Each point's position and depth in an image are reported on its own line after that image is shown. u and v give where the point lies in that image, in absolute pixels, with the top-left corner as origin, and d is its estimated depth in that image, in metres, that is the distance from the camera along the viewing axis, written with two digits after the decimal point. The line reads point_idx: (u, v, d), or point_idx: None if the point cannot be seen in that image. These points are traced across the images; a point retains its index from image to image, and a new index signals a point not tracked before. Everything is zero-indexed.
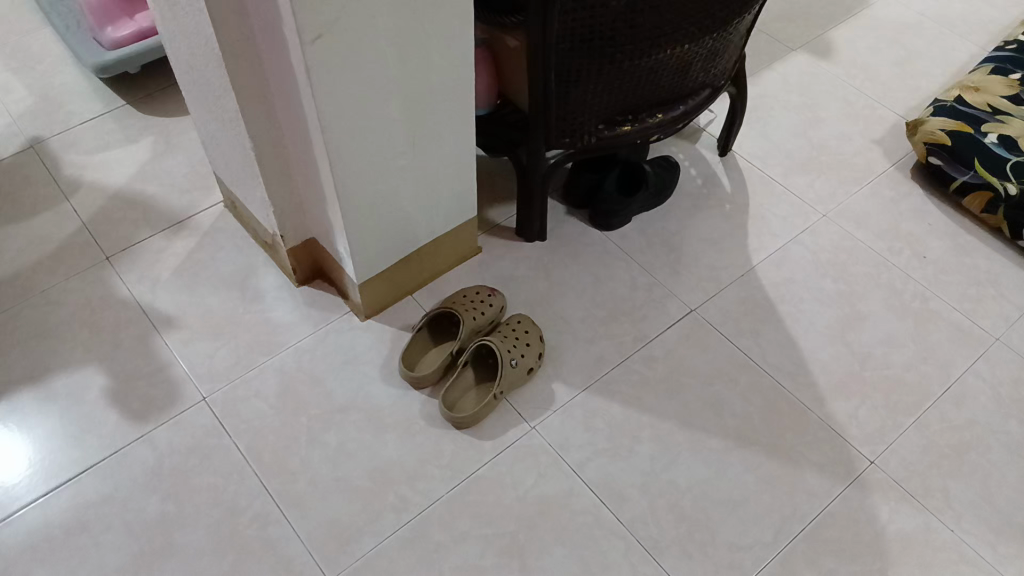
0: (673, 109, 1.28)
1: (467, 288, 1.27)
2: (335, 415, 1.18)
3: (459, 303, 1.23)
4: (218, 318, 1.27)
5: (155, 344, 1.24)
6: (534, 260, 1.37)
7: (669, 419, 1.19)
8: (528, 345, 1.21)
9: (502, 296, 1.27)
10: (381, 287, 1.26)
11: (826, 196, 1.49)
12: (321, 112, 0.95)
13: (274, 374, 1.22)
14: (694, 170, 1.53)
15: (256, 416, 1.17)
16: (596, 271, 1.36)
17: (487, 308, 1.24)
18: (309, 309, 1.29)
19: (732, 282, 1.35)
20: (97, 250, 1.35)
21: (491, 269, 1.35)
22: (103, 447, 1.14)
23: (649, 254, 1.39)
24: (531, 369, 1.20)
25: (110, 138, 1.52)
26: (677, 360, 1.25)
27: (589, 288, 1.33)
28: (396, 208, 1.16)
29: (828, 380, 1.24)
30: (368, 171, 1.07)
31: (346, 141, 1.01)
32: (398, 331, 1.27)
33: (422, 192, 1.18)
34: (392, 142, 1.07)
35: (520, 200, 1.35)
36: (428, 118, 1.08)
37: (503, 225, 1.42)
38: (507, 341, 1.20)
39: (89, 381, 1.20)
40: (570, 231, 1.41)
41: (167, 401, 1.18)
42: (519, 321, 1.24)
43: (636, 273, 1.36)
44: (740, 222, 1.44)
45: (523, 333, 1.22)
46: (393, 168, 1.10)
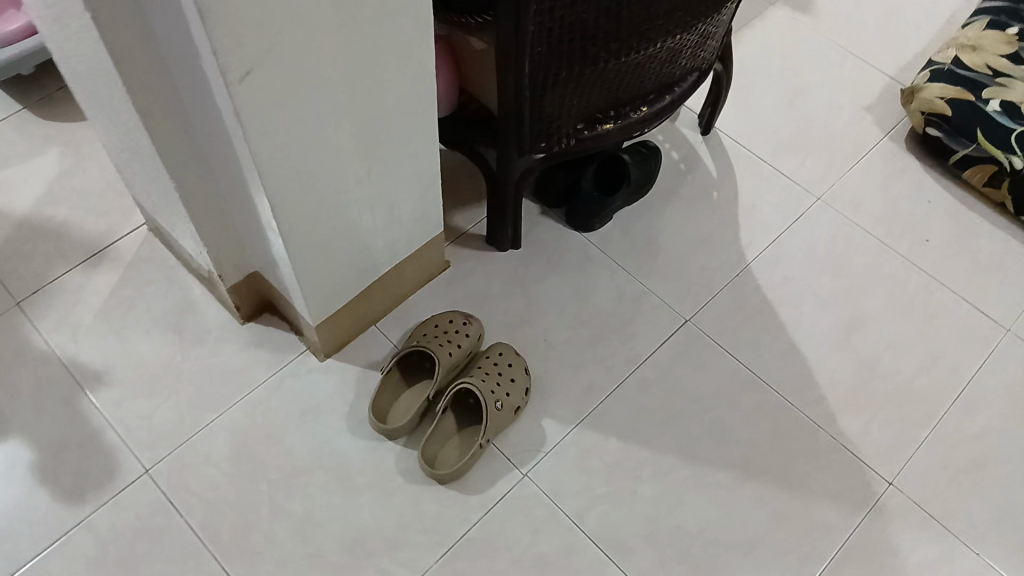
0: (660, 101, 1.13)
1: (439, 315, 1.12)
2: (301, 478, 1.04)
3: (432, 338, 1.09)
4: (153, 370, 1.11)
5: (86, 405, 1.08)
6: (508, 273, 1.23)
7: (670, 452, 1.08)
8: (512, 382, 1.08)
9: (478, 322, 1.13)
10: (339, 321, 1.11)
11: (819, 177, 1.37)
12: (255, 155, 0.78)
13: (228, 433, 1.07)
14: (677, 154, 1.39)
15: (210, 485, 1.03)
16: (580, 282, 1.23)
17: (464, 339, 1.09)
18: (259, 349, 1.14)
19: (726, 286, 1.24)
20: (5, 291, 1.16)
21: (462, 287, 1.21)
22: (35, 535, 0.99)
23: (634, 257, 1.26)
24: (517, 408, 1.08)
25: (8, 150, 1.30)
26: (674, 382, 1.14)
27: (573, 303, 1.20)
28: (351, 241, 1.00)
29: (836, 392, 1.15)
30: (317, 210, 0.91)
31: (287, 181, 0.84)
32: (364, 370, 1.13)
33: (381, 219, 1.02)
34: (344, 173, 0.90)
35: (490, 208, 1.20)
36: (384, 140, 0.92)
37: (471, 232, 1.26)
38: (490, 380, 1.06)
39: (12, 456, 1.04)
40: (547, 236, 1.27)
41: (105, 475, 1.03)
42: (501, 352, 1.10)
43: (623, 282, 1.23)
44: (730, 213, 1.32)
45: (506, 368, 1.09)
46: (345, 199, 0.94)
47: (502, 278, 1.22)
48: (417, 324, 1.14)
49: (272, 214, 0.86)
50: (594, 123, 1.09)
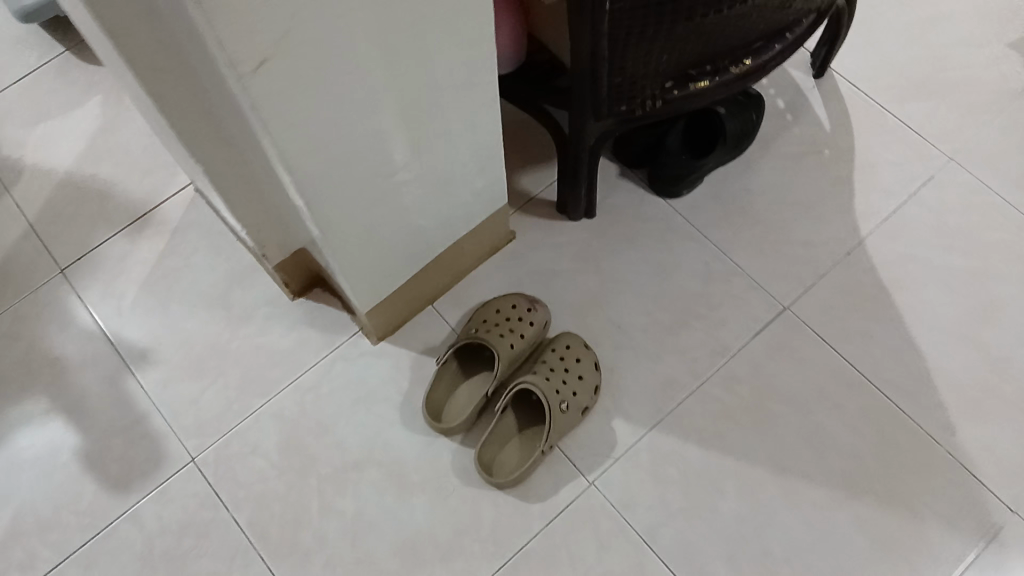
0: (768, 51, 0.94)
1: (500, 300, 1.02)
2: (351, 474, 0.97)
3: (493, 326, 0.98)
4: (199, 349, 1.05)
5: (132, 387, 1.03)
6: (581, 246, 1.09)
7: (758, 462, 0.96)
8: (580, 379, 0.97)
9: (544, 308, 1.02)
10: (393, 304, 1.01)
11: (953, 130, 1.16)
12: (281, 149, 0.66)
13: (275, 420, 1.00)
14: (781, 101, 1.20)
15: (257, 477, 0.97)
16: (662, 258, 1.08)
17: (527, 328, 0.99)
18: (309, 329, 1.05)
19: (833, 265, 1.07)
20: (49, 261, 1.11)
21: (528, 261, 1.09)
22: (83, 527, 0.96)
23: (726, 229, 1.10)
24: (585, 409, 0.97)
25: (49, 104, 1.22)
26: (767, 380, 1.01)
27: (652, 283, 1.07)
28: (402, 225, 0.89)
29: (957, 398, 0.99)
30: (360, 197, 0.79)
31: (323, 173, 0.72)
32: (419, 355, 1.03)
33: (436, 199, 0.90)
34: (390, 157, 0.78)
35: (562, 172, 1.06)
36: (437, 118, 0.79)
37: (541, 197, 1.13)
38: (555, 376, 0.96)
39: (59, 440, 1.01)
40: (625, 203, 1.12)
41: (150, 463, 0.99)
42: (569, 344, 0.99)
43: (711, 258, 1.08)
44: (841, 175, 1.14)
45: (574, 363, 0.98)
46: (393, 184, 0.82)
47: (573, 252, 1.09)
48: (476, 308, 1.04)
49: (306, 208, 0.75)
50: (687, 82, 0.92)
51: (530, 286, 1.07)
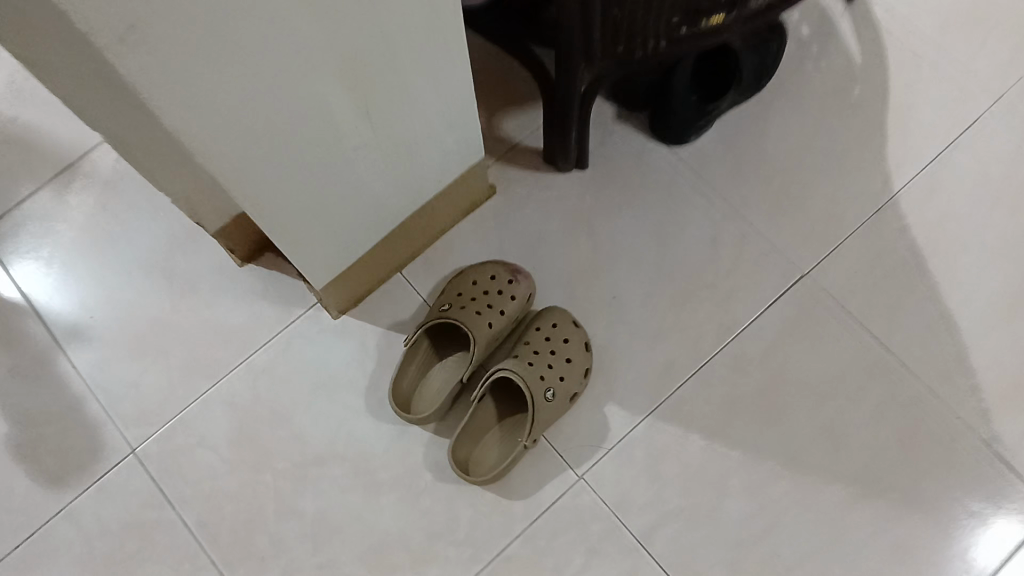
0: None
1: (477, 270, 0.89)
2: (312, 468, 0.87)
3: (469, 303, 0.86)
4: (138, 325, 0.93)
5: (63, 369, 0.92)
6: (572, 204, 0.96)
7: (768, 456, 0.86)
8: (568, 363, 0.86)
9: (527, 280, 0.89)
10: (354, 276, 0.88)
11: (1004, 65, 1.00)
12: (180, 128, 0.52)
13: (225, 408, 0.89)
14: (805, 30, 1.03)
15: (207, 474, 0.87)
16: (664, 219, 0.95)
17: (508, 303, 0.87)
18: (262, 302, 0.93)
19: (860, 227, 0.94)
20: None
21: (512, 222, 0.95)
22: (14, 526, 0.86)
23: (738, 183, 0.96)
24: (573, 396, 0.86)
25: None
26: (780, 361, 0.89)
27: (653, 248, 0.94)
28: (356, 196, 0.75)
29: (995, 382, 0.88)
30: (299, 173, 0.65)
31: (243, 152, 0.58)
32: (387, 332, 0.91)
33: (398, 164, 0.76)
34: (333, 124, 0.63)
35: (547, 122, 0.91)
36: (388, 72, 0.63)
37: (527, 145, 0.98)
38: (540, 359, 0.84)
39: None
40: (624, 152, 0.98)
41: (86, 455, 0.88)
42: (555, 321, 0.87)
43: (721, 218, 0.95)
44: (873, 118, 0.99)
45: (561, 344, 0.86)
46: (340, 154, 0.67)
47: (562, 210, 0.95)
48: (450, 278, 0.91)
49: (230, 190, 0.62)
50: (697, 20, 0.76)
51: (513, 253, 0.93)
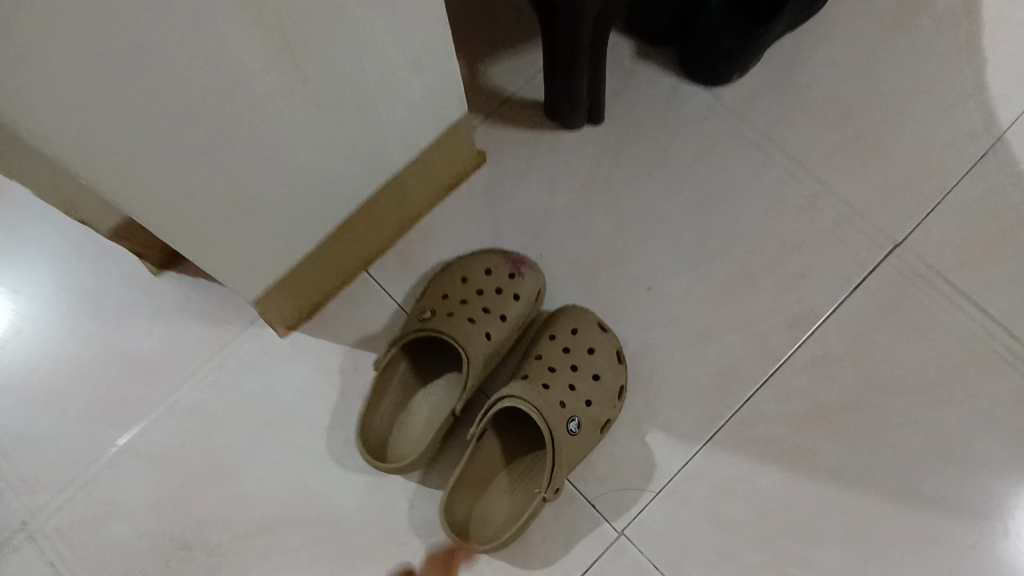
0: None
1: (468, 266, 0.68)
2: (258, 541, 0.65)
3: (458, 309, 0.65)
4: (21, 357, 0.70)
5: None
6: (584, 169, 0.74)
7: (866, 488, 0.65)
8: (595, 381, 0.65)
9: (535, 274, 0.68)
10: (301, 281, 0.65)
11: None
12: None
13: (141, 465, 0.67)
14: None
15: (122, 556, 0.65)
16: (705, 182, 0.73)
17: (511, 306, 0.66)
18: (185, 321, 0.71)
19: (957, 180, 0.73)
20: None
21: (507, 197, 0.73)
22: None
23: (797, 131, 0.75)
24: (604, 425, 0.65)
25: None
26: (871, 361, 0.68)
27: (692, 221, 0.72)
28: (285, 178, 0.53)
29: None
30: (186, 131, 0.43)
31: (69, 100, 0.36)
32: (352, 350, 0.70)
33: (344, 130, 0.54)
34: (228, 69, 0.42)
35: (551, 63, 0.67)
36: None
37: (520, 98, 0.76)
38: (558, 379, 0.63)
39: None
40: (645, 100, 0.76)
41: None
42: (575, 327, 0.66)
43: (777, 178, 0.73)
44: (960, 41, 0.77)
45: (584, 357, 0.65)
46: (250, 116, 0.46)
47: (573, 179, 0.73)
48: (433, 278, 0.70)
49: (66, 161, 0.40)
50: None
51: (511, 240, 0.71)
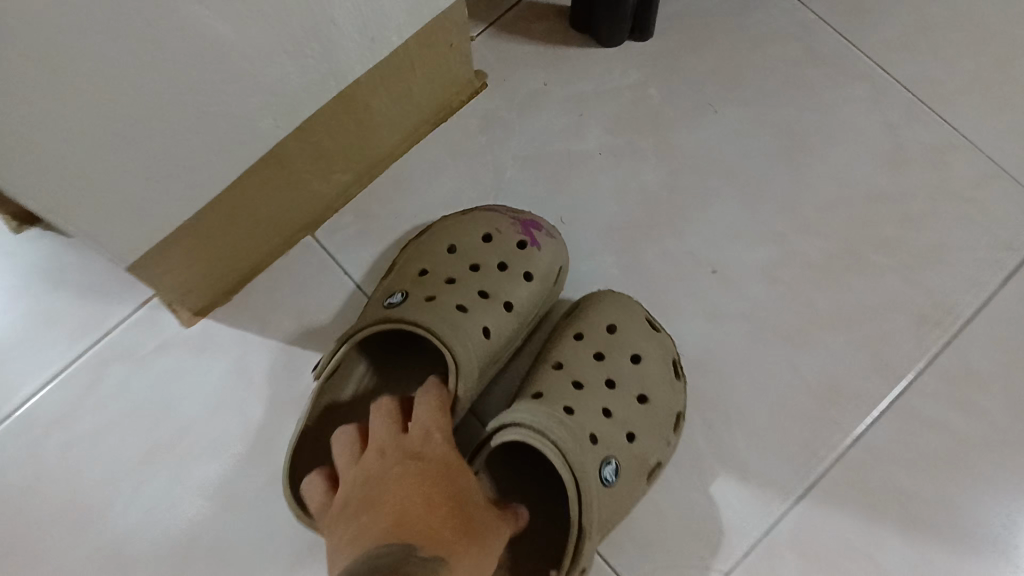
0: None
1: (459, 226, 0.47)
2: None
3: (450, 292, 0.44)
4: None
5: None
6: (620, 97, 0.52)
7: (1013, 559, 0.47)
8: (641, 405, 0.44)
9: (557, 243, 0.48)
10: (213, 249, 0.44)
11: None
12: None
13: None
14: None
15: None
16: (788, 120, 0.52)
17: (522, 289, 0.45)
18: (49, 301, 0.50)
19: None
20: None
21: (511, 134, 0.52)
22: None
23: (916, 50, 0.53)
24: (652, 471, 0.45)
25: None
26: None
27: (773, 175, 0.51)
28: (174, 108, 0.34)
29: None
30: None
31: None
32: (290, 348, 0.49)
33: (270, 33, 0.34)
34: None
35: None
36: None
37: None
38: (589, 401, 0.43)
39: None
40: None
41: None
42: (612, 324, 0.46)
43: (892, 116, 0.52)
44: None
45: (626, 369, 0.45)
46: (82, 3, 0.26)
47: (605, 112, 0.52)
48: (408, 246, 0.49)
49: None
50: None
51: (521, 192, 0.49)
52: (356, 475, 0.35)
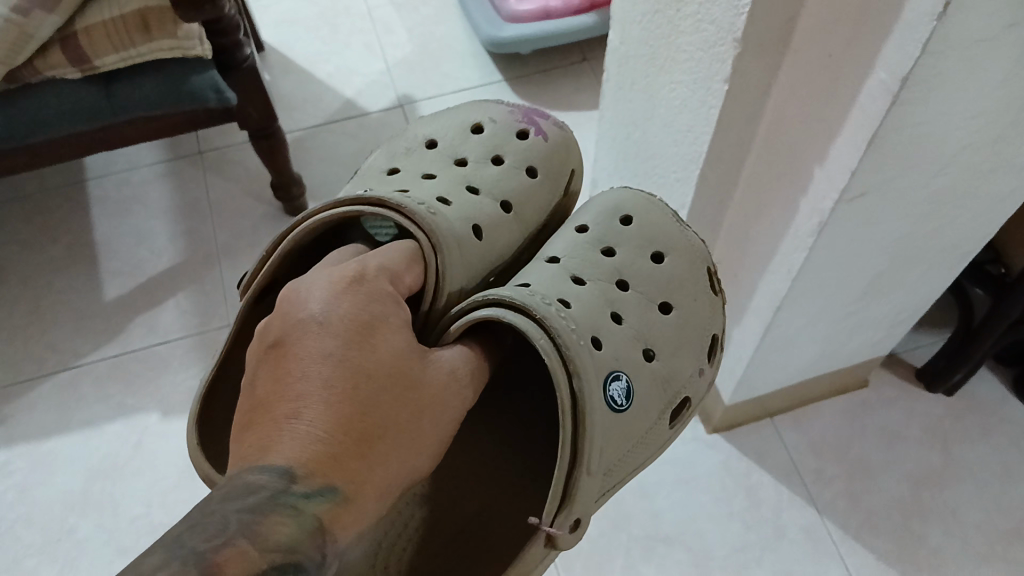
0: None
1: (473, 115, 0.53)
2: None
3: (449, 190, 0.47)
4: None
5: (198, 272, 1.00)
6: (597, 197, 0.52)
7: None
8: (653, 356, 0.45)
9: (565, 134, 0.54)
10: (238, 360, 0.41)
11: None
12: (985, 67, 0.43)
13: None
14: None
15: None
16: (971, 468, 0.87)
17: (510, 231, 0.47)
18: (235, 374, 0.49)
19: None
20: (352, 125, 1.13)
21: (917, 479, 0.86)
22: (145, 406, 0.91)
23: None
24: (648, 360, 0.45)
25: (294, 20, 1.25)
26: None
27: (675, 296, 0.47)
28: (393, 156, 0.52)
29: None
30: (933, 184, 0.53)
31: (983, 52, 0.42)
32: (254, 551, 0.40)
33: (937, 281, 0.69)
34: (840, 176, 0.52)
35: (946, 344, 0.90)
36: (959, 217, 0.59)
37: (472, 171, 0.49)
38: (598, 305, 0.44)
39: (155, 323, 0.97)
40: None
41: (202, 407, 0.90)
42: (621, 315, 0.45)
43: (986, 474, 0.86)
44: None
45: (616, 361, 0.42)
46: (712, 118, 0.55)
47: (558, 188, 0.52)
48: (439, 115, 0.55)
49: (918, 98, 0.44)
50: None
51: (874, 455, 0.87)
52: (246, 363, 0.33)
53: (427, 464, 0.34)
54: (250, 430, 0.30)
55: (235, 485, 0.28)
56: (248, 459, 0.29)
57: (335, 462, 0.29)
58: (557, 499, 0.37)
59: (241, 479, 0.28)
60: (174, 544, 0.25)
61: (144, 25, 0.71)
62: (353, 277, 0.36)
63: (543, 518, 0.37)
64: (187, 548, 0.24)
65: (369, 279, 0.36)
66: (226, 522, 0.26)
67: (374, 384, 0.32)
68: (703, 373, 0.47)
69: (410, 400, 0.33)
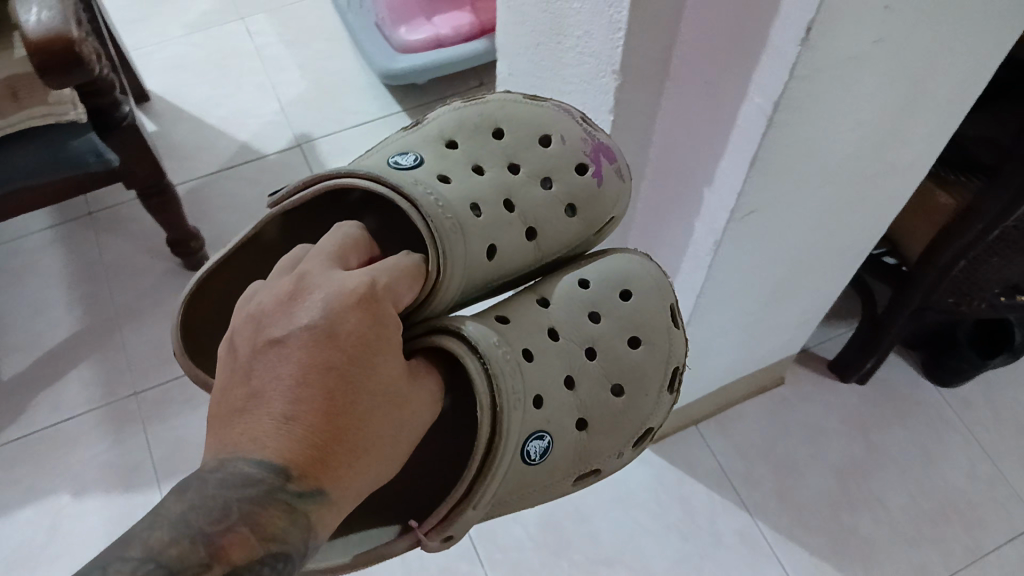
0: None
1: (551, 114, 0.56)
2: None
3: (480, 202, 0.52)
4: None
5: (102, 339, 1.02)
6: (616, 256, 0.58)
7: None
8: (583, 423, 0.52)
9: (625, 189, 0.56)
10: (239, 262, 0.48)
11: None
12: (841, 103, 0.50)
13: None
14: None
15: None
16: (856, 451, 0.96)
17: (514, 255, 0.53)
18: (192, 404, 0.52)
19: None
20: (248, 169, 1.16)
21: (842, 472, 0.94)
22: (53, 489, 0.91)
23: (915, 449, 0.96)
24: (579, 428, 0.51)
25: (180, 65, 1.27)
26: None
27: (628, 383, 0.54)
28: (460, 121, 0.55)
29: None
30: (807, 203, 0.61)
31: (838, 93, 0.49)
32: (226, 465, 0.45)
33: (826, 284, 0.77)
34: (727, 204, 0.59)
35: (852, 337, 0.99)
36: (834, 229, 0.67)
37: (505, 187, 0.53)
38: (558, 367, 0.51)
39: (59, 400, 0.97)
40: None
41: (120, 481, 0.91)
42: (575, 381, 0.52)
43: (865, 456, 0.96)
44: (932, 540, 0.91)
45: (546, 422, 0.49)
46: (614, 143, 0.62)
47: (587, 230, 0.56)
48: (532, 98, 0.57)
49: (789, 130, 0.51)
50: (1016, 292, 0.80)
51: (797, 451, 0.95)
52: (244, 346, 0.36)
53: (389, 476, 0.38)
54: (244, 418, 0.34)
55: (226, 470, 0.32)
56: (238, 446, 0.33)
57: (314, 466, 0.33)
58: (439, 530, 0.43)
59: (233, 467, 0.32)
60: (181, 523, 0.30)
61: (12, 92, 0.73)
62: (366, 289, 0.39)
63: (424, 524, 0.43)
64: (194, 528, 0.29)
65: (379, 289, 0.40)
66: (227, 509, 0.30)
67: (358, 400, 0.36)
68: (621, 456, 0.54)
69: (386, 418, 0.37)
